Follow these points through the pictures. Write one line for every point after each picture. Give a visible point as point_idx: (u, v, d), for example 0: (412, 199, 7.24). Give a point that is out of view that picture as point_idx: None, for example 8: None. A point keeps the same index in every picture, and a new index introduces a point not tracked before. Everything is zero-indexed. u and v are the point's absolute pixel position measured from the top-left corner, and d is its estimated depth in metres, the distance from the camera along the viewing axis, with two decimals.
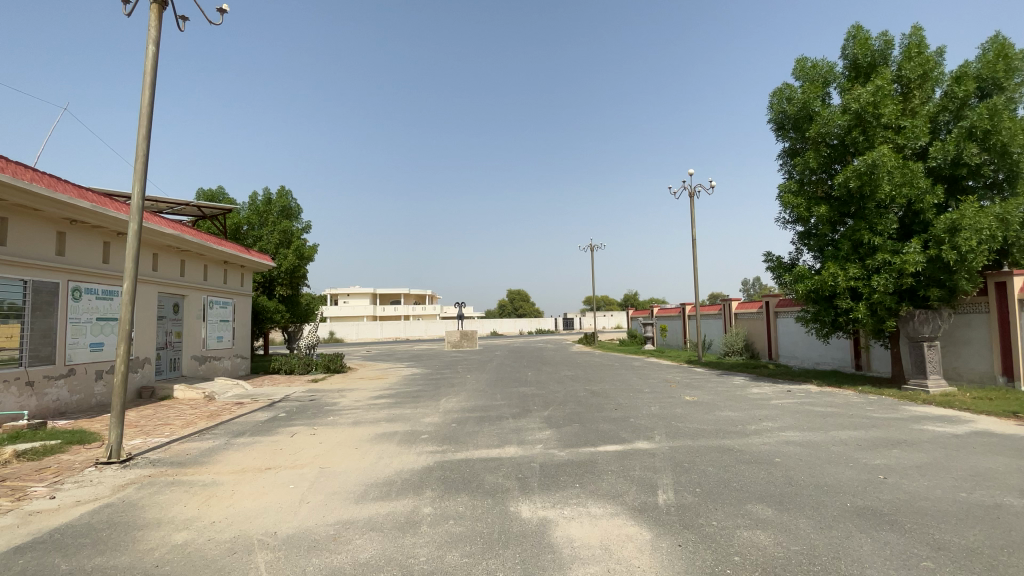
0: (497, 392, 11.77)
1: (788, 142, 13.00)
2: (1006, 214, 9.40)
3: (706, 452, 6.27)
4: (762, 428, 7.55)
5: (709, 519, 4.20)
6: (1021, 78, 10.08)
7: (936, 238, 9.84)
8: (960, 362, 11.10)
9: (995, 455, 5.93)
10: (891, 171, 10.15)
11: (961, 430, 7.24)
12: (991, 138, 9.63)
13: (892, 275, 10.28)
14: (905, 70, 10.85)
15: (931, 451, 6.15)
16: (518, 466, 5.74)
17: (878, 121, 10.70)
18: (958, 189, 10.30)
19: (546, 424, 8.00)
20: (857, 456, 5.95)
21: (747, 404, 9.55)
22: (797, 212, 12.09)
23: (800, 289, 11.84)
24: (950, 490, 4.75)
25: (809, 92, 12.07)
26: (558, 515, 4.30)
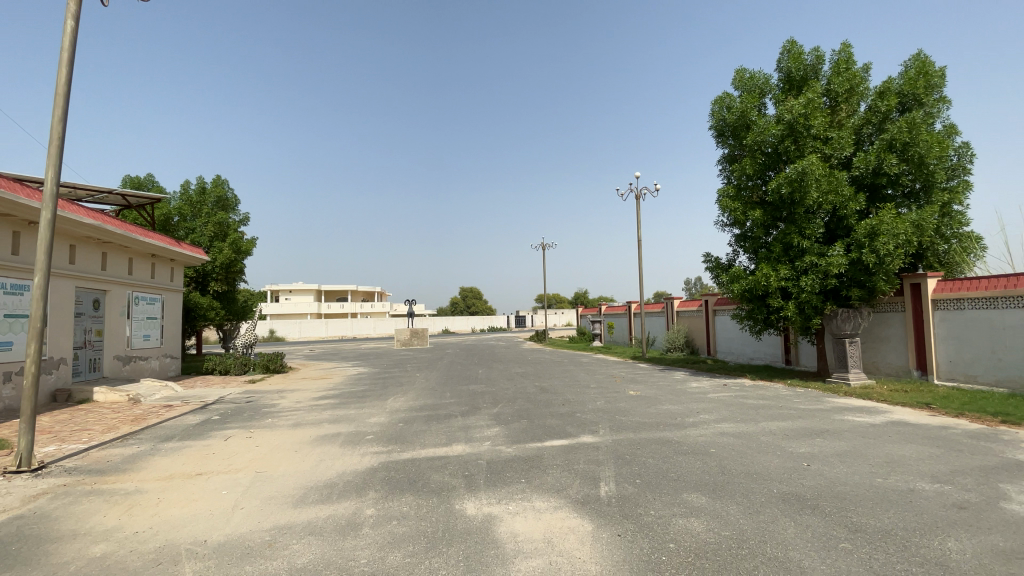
0: (445, 390, 11.69)
1: (727, 148, 13.66)
2: (920, 220, 10.26)
3: (647, 445, 6.51)
4: (700, 420, 7.92)
5: (648, 509, 4.36)
6: (937, 94, 11.02)
7: (858, 242, 10.64)
8: (878, 357, 12.08)
9: (904, 442, 6.51)
10: (818, 179, 10.86)
11: (876, 420, 7.90)
12: (909, 150, 10.50)
13: (819, 276, 11.03)
14: (834, 84, 11.64)
15: (850, 439, 6.67)
16: (464, 464, 5.73)
17: (808, 131, 11.43)
18: (879, 196, 11.14)
19: (494, 421, 8.03)
20: (785, 445, 6.37)
21: (686, 398, 9.99)
22: (734, 216, 12.74)
23: (736, 289, 12.49)
24: (867, 476, 5.17)
25: (746, 101, 12.72)
26: (503, 510, 4.33)
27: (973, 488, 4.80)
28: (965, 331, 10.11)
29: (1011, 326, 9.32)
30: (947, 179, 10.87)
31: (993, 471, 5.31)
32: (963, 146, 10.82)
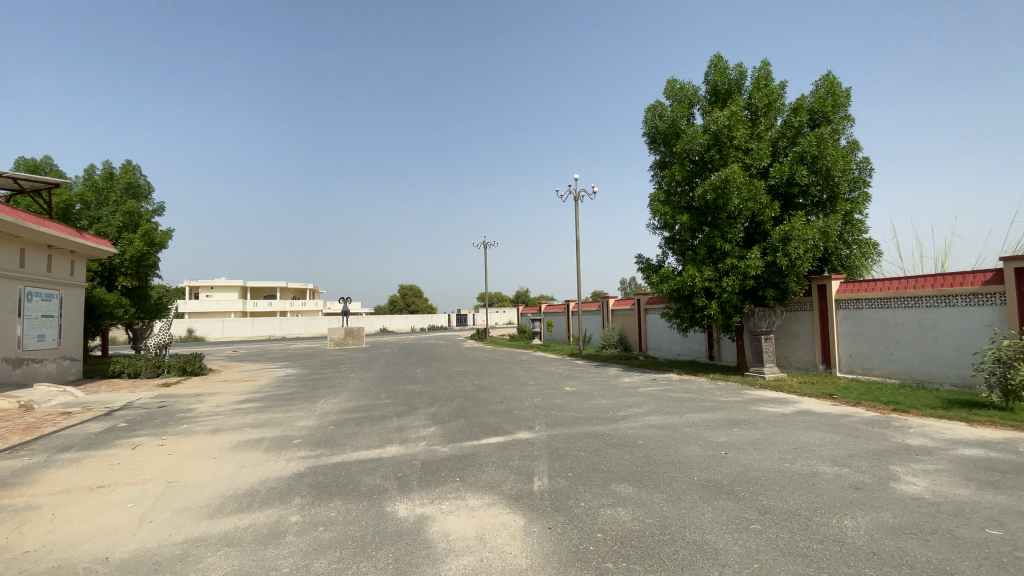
0: (380, 390, 11.42)
1: (659, 155, 14.34)
2: (826, 227, 11.26)
3: (580, 439, 6.70)
4: (630, 414, 8.25)
5: (579, 501, 4.50)
6: (843, 113, 12.11)
7: (773, 246, 11.51)
8: (790, 352, 13.16)
9: (810, 430, 7.14)
10: (739, 187, 11.63)
11: (787, 410, 8.59)
12: (818, 163, 11.49)
13: (738, 277, 11.84)
14: (754, 99, 12.53)
15: (763, 428, 7.22)
16: (397, 465, 5.63)
17: (731, 142, 12.22)
18: (792, 204, 12.11)
19: (431, 421, 7.94)
20: (706, 435, 6.79)
21: (618, 393, 10.37)
22: (664, 220, 13.39)
23: (665, 289, 13.14)
24: (776, 461, 5.62)
25: (676, 111, 13.42)
26: (436, 510, 4.30)
27: (866, 469, 5.35)
28: (863, 328, 11.23)
29: (901, 324, 10.46)
30: (850, 190, 11.96)
31: (883, 454, 5.94)
32: (863, 161, 11.96)
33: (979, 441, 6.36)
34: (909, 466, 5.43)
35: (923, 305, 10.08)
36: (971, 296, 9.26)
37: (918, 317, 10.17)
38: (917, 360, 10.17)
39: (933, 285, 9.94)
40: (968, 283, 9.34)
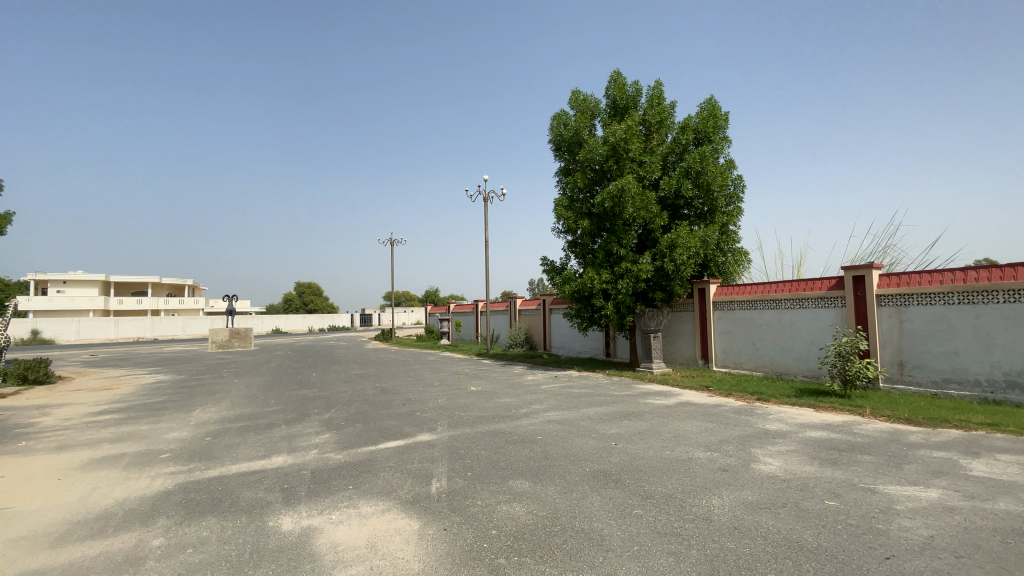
0: (270, 396, 10.59)
1: (563, 162, 14.94)
2: (706, 237, 12.47)
3: (482, 438, 6.77)
4: (531, 411, 8.51)
5: (476, 500, 4.53)
6: (722, 134, 13.47)
7: (662, 252, 12.50)
8: (674, 349, 14.37)
9: (690, 419, 7.87)
10: (634, 197, 12.50)
11: (671, 402, 9.39)
12: (700, 178, 12.69)
13: (632, 280, 12.70)
14: (648, 115, 13.52)
15: (649, 419, 7.83)
16: (284, 476, 5.27)
17: (627, 154, 13.09)
18: (679, 215, 13.24)
19: (325, 427, 7.54)
20: (600, 428, 7.19)
21: (521, 391, 10.63)
22: (567, 224, 13.98)
23: (567, 290, 13.72)
24: (660, 450, 6.12)
25: (579, 121, 14.09)
26: (325, 520, 4.09)
27: (733, 453, 6.02)
28: (735, 327, 12.61)
29: (765, 323, 11.91)
30: (727, 203, 13.34)
31: (747, 438, 6.73)
32: (737, 178, 13.40)
33: (822, 424, 7.45)
34: (767, 448, 6.20)
35: (782, 306, 11.57)
36: (819, 299, 10.81)
37: (778, 317, 11.65)
38: (777, 354, 11.63)
39: (791, 289, 11.45)
40: (816, 288, 10.88)
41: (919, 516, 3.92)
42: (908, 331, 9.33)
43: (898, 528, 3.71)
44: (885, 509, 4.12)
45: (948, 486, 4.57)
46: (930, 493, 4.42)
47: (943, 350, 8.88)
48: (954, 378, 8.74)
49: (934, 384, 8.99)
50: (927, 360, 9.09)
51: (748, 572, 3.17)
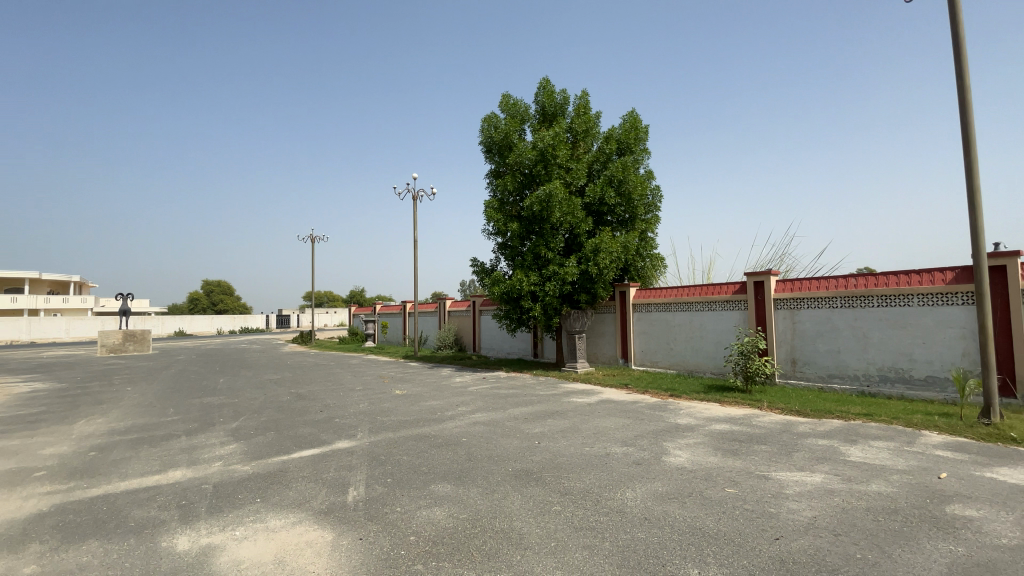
0: (170, 405, 9.66)
1: (493, 164, 15.03)
2: (627, 242, 13.09)
3: (404, 442, 6.62)
4: (457, 413, 8.46)
5: (395, 506, 4.42)
6: (642, 146, 14.19)
7: (587, 256, 12.96)
8: (597, 349, 14.94)
9: (609, 416, 8.21)
10: (561, 202, 12.84)
11: (593, 400, 9.75)
12: (622, 186, 13.30)
13: (558, 282, 13.04)
14: (575, 123, 13.96)
15: (571, 417, 8.07)
16: (182, 492, 4.82)
17: (555, 160, 13.42)
18: (603, 221, 13.79)
19: (232, 437, 7.01)
20: (524, 428, 7.31)
21: (447, 393, 10.55)
22: (497, 226, 14.08)
23: (495, 291, 13.81)
24: (580, 446, 6.33)
25: (509, 125, 14.26)
26: (228, 538, 3.81)
27: (647, 447, 6.37)
28: (653, 328, 13.34)
29: (679, 324, 12.70)
30: (646, 212, 14.08)
31: (659, 433, 7.13)
32: (655, 189, 14.19)
33: (725, 418, 8.08)
34: (678, 442, 6.62)
35: (694, 308, 12.39)
36: (725, 302, 11.71)
37: (690, 319, 12.48)
38: (689, 353, 12.45)
39: (701, 293, 12.30)
40: (723, 292, 11.79)
41: (804, 499, 4.37)
42: (799, 331, 10.39)
43: (786, 511, 4.11)
44: (776, 493, 4.55)
45: (828, 470, 5.13)
46: (815, 477, 4.94)
47: (828, 349, 9.98)
48: (837, 373, 9.84)
49: (821, 378, 10.07)
50: (815, 358, 10.17)
51: (657, 559, 3.35)
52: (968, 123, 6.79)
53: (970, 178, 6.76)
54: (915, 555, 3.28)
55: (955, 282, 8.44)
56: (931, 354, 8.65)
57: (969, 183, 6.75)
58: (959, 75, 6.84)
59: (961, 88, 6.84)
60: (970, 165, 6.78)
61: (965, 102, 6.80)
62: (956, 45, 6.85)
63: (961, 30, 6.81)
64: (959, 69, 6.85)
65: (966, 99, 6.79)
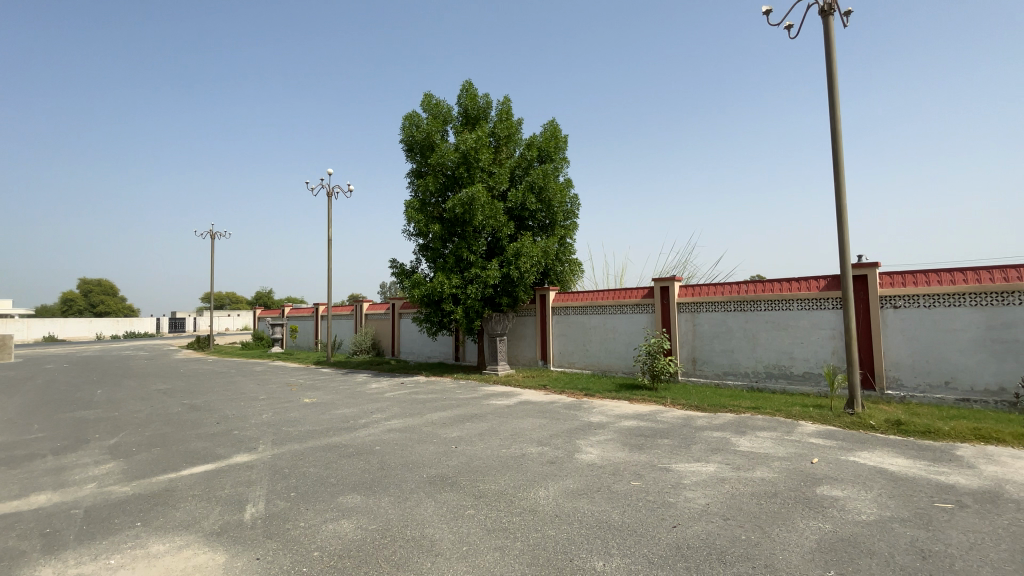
0: (30, 421, 8.36)
1: (414, 164, 14.75)
2: (547, 247, 13.41)
3: (312, 453, 6.26)
4: (371, 420, 8.16)
5: (298, 522, 4.16)
6: (563, 154, 14.59)
7: (508, 260, 13.09)
8: (518, 351, 15.15)
9: (526, 417, 8.34)
10: (483, 206, 12.87)
11: (511, 402, 9.86)
12: (543, 193, 13.62)
13: (480, 285, 13.07)
14: (497, 128, 14.06)
15: (489, 420, 8.09)
16: (44, 519, 4.18)
17: (477, 163, 13.43)
18: (524, 225, 14.03)
19: (109, 455, 6.21)
20: (440, 432, 7.20)
21: (361, 400, 10.13)
22: (418, 227, 13.81)
23: (416, 294, 13.53)
24: (497, 449, 6.36)
25: (432, 125, 14.07)
26: (100, 568, 3.36)
27: (561, 445, 6.55)
28: (570, 330, 13.78)
29: (594, 326, 13.22)
30: (565, 218, 14.51)
31: (573, 431, 7.37)
32: (574, 196, 14.67)
33: (634, 415, 8.54)
34: (589, 439, 6.88)
35: (608, 311, 12.96)
36: (636, 305, 12.38)
37: (605, 321, 13.04)
38: (603, 354, 13.00)
39: (614, 296, 12.92)
40: (634, 296, 12.47)
41: (699, 488, 4.72)
42: (700, 333, 11.25)
43: (684, 500, 4.41)
44: (676, 484, 4.87)
45: (720, 461, 5.60)
46: (709, 467, 5.36)
47: (724, 348, 10.89)
48: (731, 370, 10.77)
49: (718, 376, 10.97)
50: (713, 357, 11.05)
51: (566, 555, 3.44)
52: (838, 149, 7.76)
53: (838, 196, 7.72)
54: (790, 533, 3.67)
55: (827, 288, 9.59)
56: (808, 352, 9.75)
57: (837, 201, 7.71)
58: (831, 105, 7.78)
59: (832, 117, 7.78)
60: (838, 184, 7.74)
61: (836, 129, 7.75)
62: (829, 79, 7.80)
63: (834, 66, 7.75)
64: (832, 100, 7.79)
65: (836, 126, 7.75)
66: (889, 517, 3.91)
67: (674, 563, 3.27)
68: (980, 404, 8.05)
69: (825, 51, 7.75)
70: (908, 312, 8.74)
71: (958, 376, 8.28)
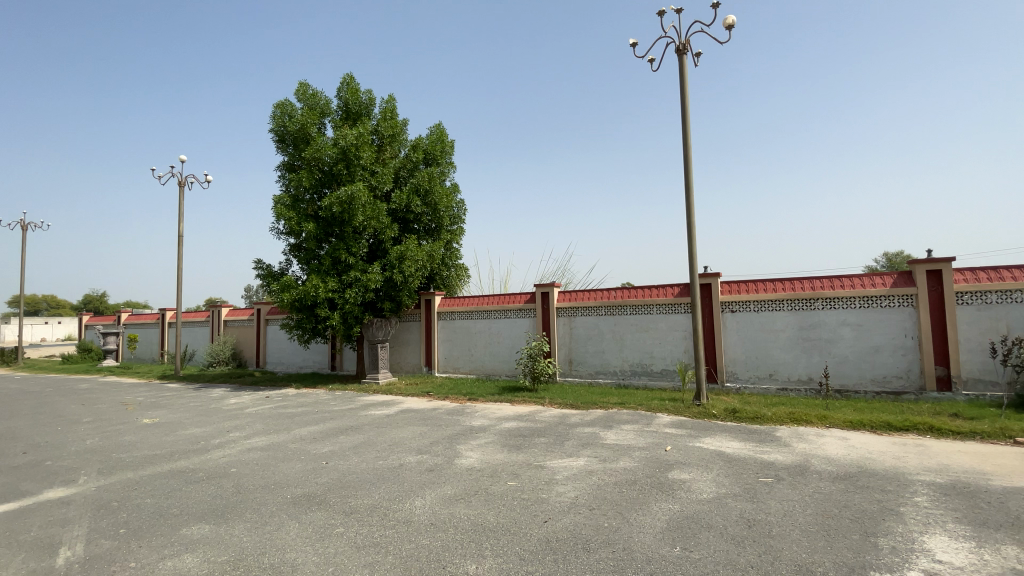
0: None
1: (286, 156, 13.66)
2: (433, 251, 13.22)
3: (150, 481, 5.41)
4: (227, 440, 7.30)
5: (127, 563, 3.55)
6: (449, 159, 14.49)
7: (391, 263, 12.66)
8: (400, 358, 14.72)
9: (405, 426, 8.11)
10: (364, 205, 12.32)
11: (390, 411, 9.51)
12: (429, 196, 13.44)
13: (360, 289, 12.46)
14: (381, 127, 13.55)
15: (365, 431, 7.72)
16: None
17: (358, 161, 12.79)
18: (409, 228, 13.70)
19: None
20: (310, 448, 6.69)
21: (216, 418, 9.02)
22: (289, 225, 12.80)
23: (286, 298, 12.47)
24: (372, 461, 6.08)
25: (307, 116, 13.13)
26: None
27: (440, 452, 6.48)
28: (455, 335, 13.76)
29: (479, 331, 13.36)
30: (451, 223, 14.42)
31: (454, 437, 7.34)
32: (460, 201, 14.65)
33: (513, 416, 8.77)
34: (469, 443, 6.90)
35: (493, 316, 13.18)
36: (519, 310, 12.78)
37: (489, 326, 13.25)
38: (487, 358, 13.19)
39: (498, 301, 13.16)
40: (517, 301, 12.85)
41: (570, 482, 4.98)
42: (576, 336, 11.96)
43: (555, 495, 4.63)
44: (549, 480, 5.09)
45: (589, 455, 5.98)
46: (579, 461, 5.70)
47: (596, 350, 11.69)
48: (602, 370, 11.58)
49: (591, 375, 11.73)
50: (588, 358, 11.80)
51: (439, 562, 3.42)
52: (688, 170, 8.79)
53: (688, 212, 8.74)
54: (645, 516, 4.04)
55: (681, 294, 10.80)
56: (666, 352, 10.87)
57: (688, 216, 8.73)
58: (683, 131, 8.79)
59: (684, 143, 8.78)
60: (689, 201, 8.77)
61: (687, 153, 8.77)
62: (681, 108, 8.81)
63: (686, 97, 8.78)
64: (684, 126, 8.80)
65: (687, 151, 8.77)
66: (723, 494, 4.50)
67: (543, 556, 3.40)
68: (795, 392, 9.64)
69: (679, 84, 8.75)
70: (743, 315, 10.21)
71: (779, 369, 9.82)
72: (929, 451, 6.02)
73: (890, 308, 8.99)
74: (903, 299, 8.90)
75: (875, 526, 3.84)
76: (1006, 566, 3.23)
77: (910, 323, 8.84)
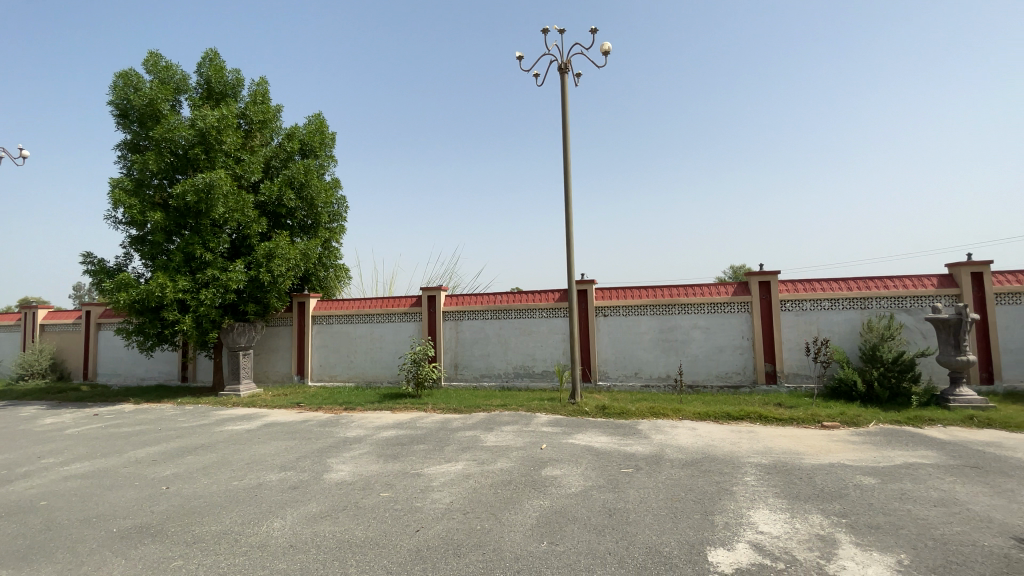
0: None
1: (129, 133, 11.86)
2: (307, 250, 12.30)
3: None
4: (37, 468, 6.04)
5: None
6: (329, 152, 13.62)
7: (257, 261, 11.54)
8: (268, 367, 13.49)
9: (270, 441, 7.43)
10: (225, 196, 11.07)
11: (253, 425, 8.64)
12: (304, 190, 12.52)
13: (218, 290, 11.19)
14: (249, 111, 12.32)
15: (220, 449, 6.91)
16: None
17: (219, 146, 11.50)
18: (279, 224, 12.62)
19: None
20: (148, 472, 5.81)
21: (22, 442, 7.43)
22: (130, 214, 11.09)
23: (122, 298, 10.75)
24: (225, 482, 5.45)
25: (157, 90, 11.49)
26: None
27: (308, 467, 6.03)
28: (333, 341, 12.98)
29: (359, 336, 12.77)
30: (330, 220, 13.57)
31: (324, 450, 6.88)
32: (340, 198, 13.86)
33: (392, 424, 8.48)
34: (341, 456, 6.52)
35: (374, 320, 12.66)
36: (403, 314, 12.44)
37: (370, 331, 12.72)
38: (367, 365, 12.64)
39: (381, 305, 12.70)
40: (400, 305, 12.51)
41: (447, 488, 4.94)
42: (460, 340, 11.98)
43: (429, 502, 4.55)
44: (425, 487, 5.00)
45: (466, 459, 5.99)
46: (456, 466, 5.68)
47: (479, 354, 11.82)
48: (485, 374, 11.74)
49: (474, 379, 11.82)
50: (471, 362, 11.87)
51: None
52: (567, 182, 9.29)
53: (567, 221, 9.23)
54: (516, 515, 4.14)
55: (559, 299, 11.34)
56: (545, 354, 11.35)
57: (567, 225, 9.22)
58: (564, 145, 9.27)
59: (564, 156, 9.27)
60: (568, 211, 9.27)
61: (566, 165, 9.28)
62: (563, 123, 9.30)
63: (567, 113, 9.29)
64: (564, 140, 9.29)
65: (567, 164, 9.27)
66: (590, 487, 4.79)
67: (412, 566, 3.33)
68: (655, 389, 10.64)
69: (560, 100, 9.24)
70: (613, 319, 11.03)
71: (643, 368, 10.77)
72: (757, 437, 7.02)
73: (731, 313, 10.35)
74: (741, 305, 10.31)
75: (713, 506, 4.36)
76: (812, 533, 3.86)
77: (746, 326, 10.27)
